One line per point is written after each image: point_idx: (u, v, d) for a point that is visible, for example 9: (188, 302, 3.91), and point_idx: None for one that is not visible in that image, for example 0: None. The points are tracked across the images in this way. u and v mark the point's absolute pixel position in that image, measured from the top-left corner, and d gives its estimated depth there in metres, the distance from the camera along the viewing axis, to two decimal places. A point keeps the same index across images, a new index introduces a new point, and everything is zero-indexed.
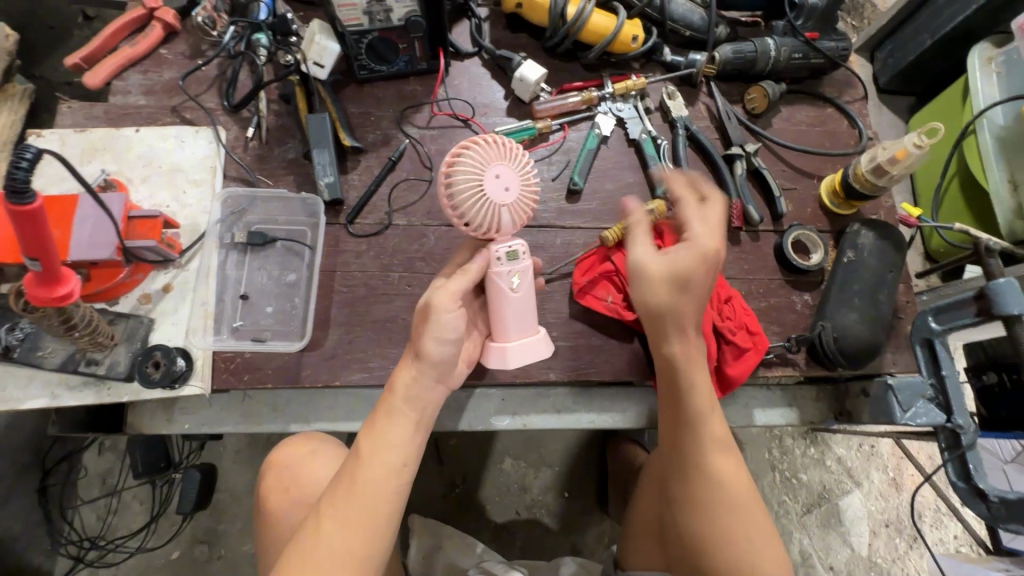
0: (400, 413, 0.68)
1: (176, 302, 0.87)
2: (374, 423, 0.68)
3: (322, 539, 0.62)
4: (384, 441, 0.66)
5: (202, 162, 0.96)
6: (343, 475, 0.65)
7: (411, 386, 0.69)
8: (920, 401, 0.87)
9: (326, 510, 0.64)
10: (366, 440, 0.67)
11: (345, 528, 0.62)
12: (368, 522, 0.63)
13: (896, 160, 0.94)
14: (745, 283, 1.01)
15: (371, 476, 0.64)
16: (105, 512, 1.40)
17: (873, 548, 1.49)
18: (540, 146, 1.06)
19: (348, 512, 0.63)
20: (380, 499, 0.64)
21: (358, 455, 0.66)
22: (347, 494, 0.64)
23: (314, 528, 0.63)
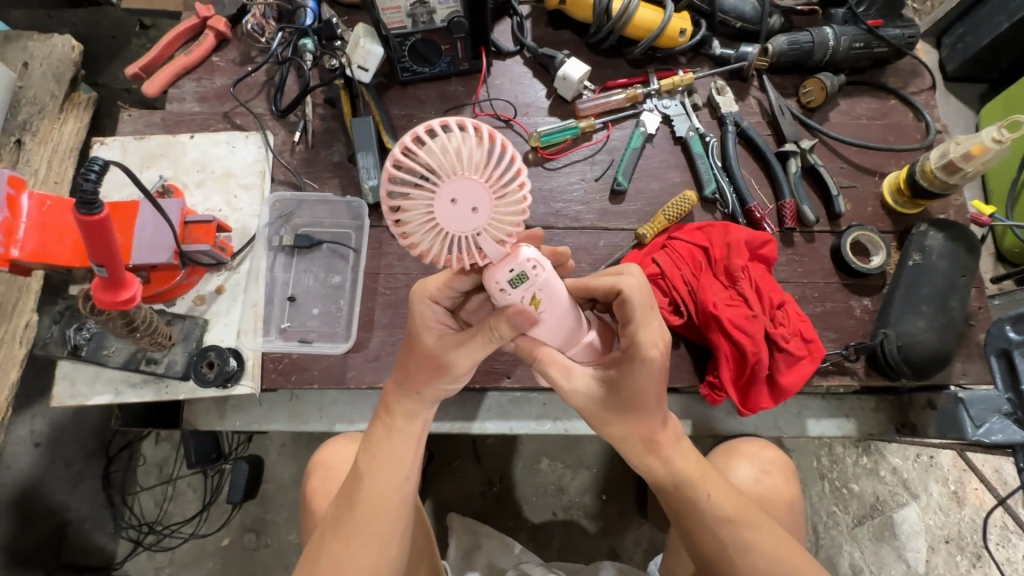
0: (397, 427, 0.70)
1: (228, 303, 0.90)
2: (373, 444, 0.70)
3: (322, 551, 0.66)
4: (381, 461, 0.69)
5: (253, 167, 0.98)
6: (345, 493, 0.69)
7: (408, 412, 0.70)
8: (995, 416, 0.82)
9: (328, 526, 0.68)
10: (364, 459, 0.69)
11: (342, 543, 0.66)
12: (370, 538, 0.66)
13: (970, 157, 0.88)
14: (798, 287, 0.96)
15: (371, 495, 0.67)
16: (162, 499, 1.48)
17: (931, 565, 1.40)
18: (582, 145, 1.03)
19: (347, 527, 0.67)
20: (378, 516, 0.67)
21: (354, 474, 0.69)
22: (344, 509, 0.68)
23: (318, 541, 0.68)
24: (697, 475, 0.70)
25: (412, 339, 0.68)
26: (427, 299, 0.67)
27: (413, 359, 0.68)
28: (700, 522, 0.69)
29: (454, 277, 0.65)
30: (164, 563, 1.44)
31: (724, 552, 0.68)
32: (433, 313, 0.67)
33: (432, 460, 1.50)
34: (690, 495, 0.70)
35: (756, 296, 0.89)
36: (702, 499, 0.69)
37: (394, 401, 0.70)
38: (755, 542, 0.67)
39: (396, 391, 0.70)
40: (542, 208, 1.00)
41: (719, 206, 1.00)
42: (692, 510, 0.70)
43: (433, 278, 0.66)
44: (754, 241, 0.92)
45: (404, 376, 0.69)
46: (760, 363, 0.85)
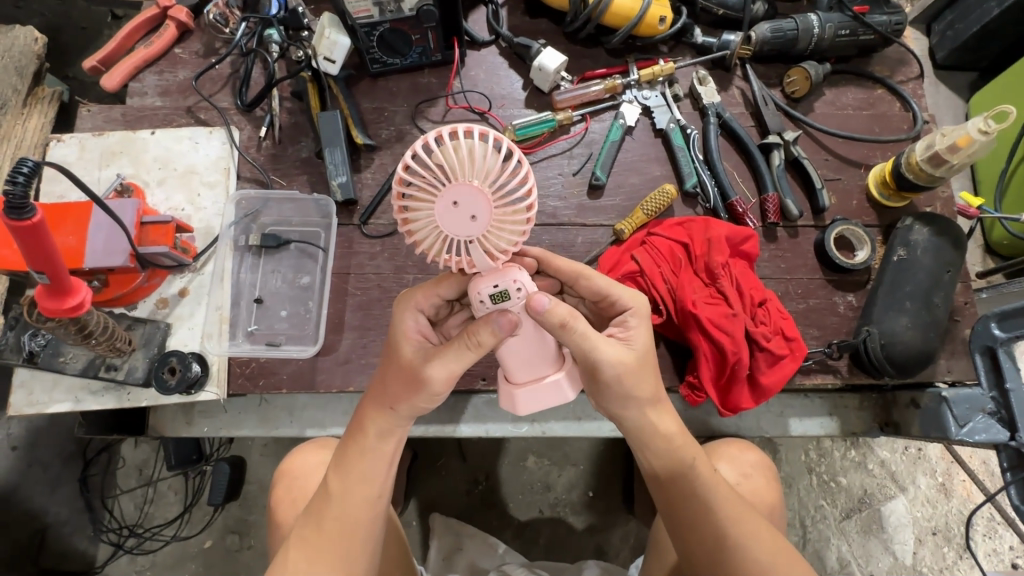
0: (367, 450, 0.67)
1: (191, 306, 0.87)
2: (346, 461, 0.67)
3: (290, 564, 0.64)
4: (350, 479, 0.66)
5: (217, 164, 0.95)
6: (314, 506, 0.67)
7: (380, 430, 0.66)
8: (980, 416, 0.80)
9: (296, 541, 0.65)
10: (333, 475, 0.67)
11: (310, 560, 0.64)
12: (340, 555, 0.65)
13: (956, 149, 0.85)
14: (781, 284, 0.94)
15: (341, 511, 0.65)
16: (142, 501, 1.45)
17: (918, 558, 1.40)
18: (560, 138, 1.00)
19: (317, 543, 0.64)
20: (349, 533, 0.65)
21: (326, 488, 0.67)
22: (314, 526, 0.65)
23: (286, 553, 0.65)
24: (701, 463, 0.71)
25: (391, 351, 0.66)
26: (412, 308, 0.66)
27: (393, 372, 0.65)
28: (701, 510, 0.69)
29: (441, 284, 0.65)
30: (146, 566, 1.42)
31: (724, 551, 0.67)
32: (412, 325, 0.66)
33: (416, 459, 1.48)
34: (693, 484, 0.70)
35: (737, 294, 0.87)
36: (702, 487, 0.70)
37: (366, 414, 0.67)
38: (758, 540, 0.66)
39: (370, 402, 0.67)
40: None
41: (701, 200, 0.98)
42: (696, 497, 0.70)
43: (419, 287, 0.66)
44: (734, 237, 0.89)
45: (382, 390, 0.66)
46: (740, 363, 0.83)
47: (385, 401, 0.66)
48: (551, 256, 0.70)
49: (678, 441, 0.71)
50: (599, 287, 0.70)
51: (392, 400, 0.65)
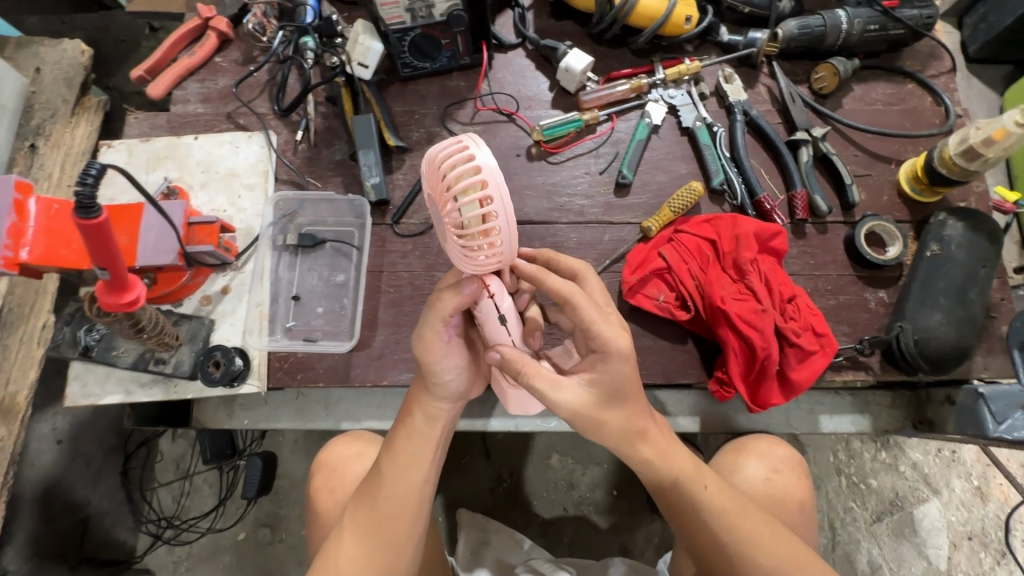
0: (416, 434, 0.70)
1: (233, 303, 0.91)
2: (395, 446, 0.70)
3: (342, 550, 0.68)
4: (404, 459, 0.70)
5: (256, 167, 0.99)
6: (367, 488, 0.71)
7: (422, 414, 0.70)
8: (1018, 412, 0.79)
9: (350, 525, 0.70)
10: (386, 457, 0.70)
11: (362, 540, 0.68)
12: (394, 533, 0.68)
13: (991, 142, 0.83)
14: (810, 280, 0.94)
15: (394, 491, 0.69)
16: (179, 494, 1.51)
17: (953, 562, 1.37)
18: (586, 138, 1.02)
19: (369, 526, 0.68)
20: (401, 514, 0.69)
21: (378, 470, 0.71)
22: (365, 506, 0.70)
23: (340, 539, 0.69)
24: (692, 476, 0.71)
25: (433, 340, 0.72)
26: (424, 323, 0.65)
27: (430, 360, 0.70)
28: (696, 523, 0.71)
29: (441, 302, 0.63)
30: (182, 557, 1.47)
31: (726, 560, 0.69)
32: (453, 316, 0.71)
33: None
34: (686, 498, 0.71)
35: (766, 289, 0.87)
36: (694, 502, 0.71)
37: (411, 400, 0.72)
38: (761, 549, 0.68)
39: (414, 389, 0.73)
40: (547, 202, 0.99)
41: (728, 197, 0.98)
42: (691, 512, 0.71)
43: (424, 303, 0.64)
44: (763, 233, 0.90)
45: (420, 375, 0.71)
46: (769, 358, 0.83)
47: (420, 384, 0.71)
48: (543, 274, 0.62)
49: (660, 463, 0.70)
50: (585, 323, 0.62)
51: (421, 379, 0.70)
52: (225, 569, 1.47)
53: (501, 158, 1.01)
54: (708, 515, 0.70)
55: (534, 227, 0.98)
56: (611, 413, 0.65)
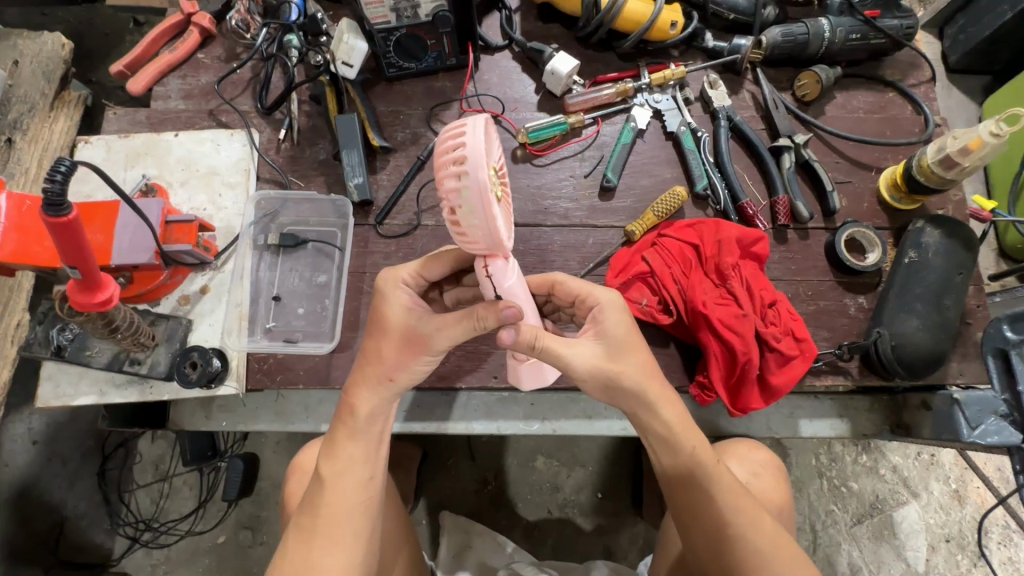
0: (358, 431, 0.69)
1: (212, 303, 0.89)
2: (336, 447, 0.69)
3: (290, 556, 0.66)
4: (340, 461, 0.68)
5: (237, 165, 0.97)
6: (309, 497, 0.68)
7: (369, 406, 0.68)
8: (991, 418, 0.79)
9: (294, 527, 0.68)
10: (326, 461, 0.68)
11: (311, 548, 0.65)
12: (336, 541, 0.66)
13: (968, 151, 0.84)
14: (792, 285, 0.95)
15: (335, 495, 0.67)
16: (157, 496, 1.48)
17: (931, 564, 1.39)
18: (572, 141, 1.02)
19: (312, 531, 0.66)
20: (340, 519, 0.67)
21: (320, 475, 0.68)
22: (309, 515, 0.67)
23: (284, 544, 0.67)
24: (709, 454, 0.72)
25: (388, 325, 0.67)
26: (400, 284, 0.69)
27: (393, 344, 0.67)
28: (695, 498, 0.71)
29: (432, 265, 0.70)
30: (160, 561, 1.45)
31: (719, 538, 0.69)
32: (407, 308, 0.68)
33: (426, 458, 1.50)
34: (696, 474, 0.71)
35: (747, 294, 0.88)
36: (699, 478, 0.71)
37: (359, 397, 0.68)
38: (754, 533, 0.69)
39: (360, 382, 0.68)
40: (531, 205, 0.99)
41: (711, 202, 0.98)
42: (699, 485, 0.71)
43: (409, 264, 0.70)
44: (746, 238, 0.90)
45: (382, 366, 0.67)
46: (750, 363, 0.84)
47: (393, 374, 0.67)
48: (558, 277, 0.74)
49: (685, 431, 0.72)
50: (572, 290, 0.73)
51: (399, 367, 0.67)
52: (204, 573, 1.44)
53: None
54: (711, 494, 0.71)
55: (519, 229, 0.98)
56: (625, 365, 0.68)
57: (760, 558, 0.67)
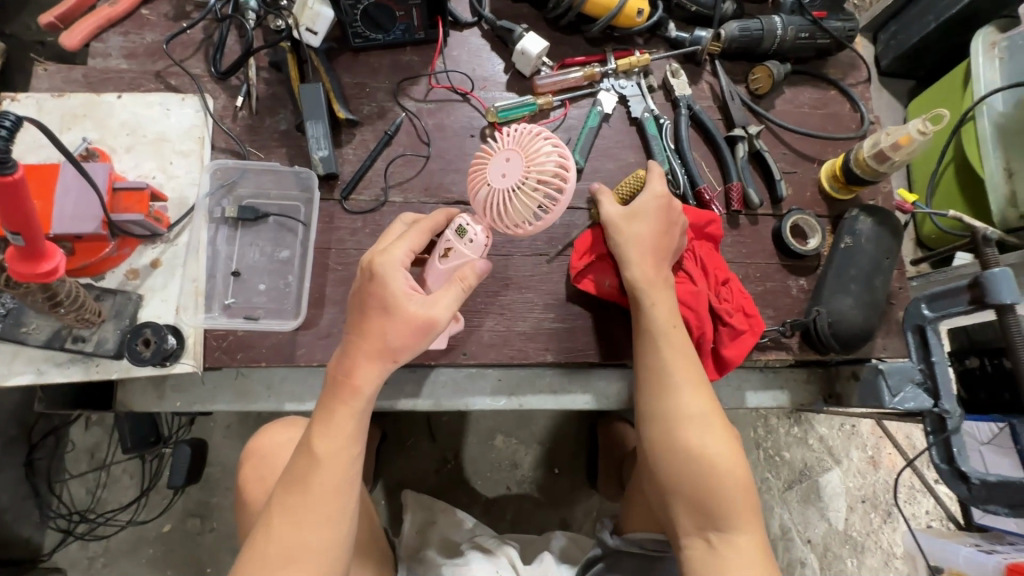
0: (351, 411, 0.69)
1: (164, 278, 0.85)
2: (331, 420, 0.69)
3: (275, 533, 0.65)
4: (337, 439, 0.68)
5: (190, 132, 0.92)
6: (297, 475, 0.67)
7: (371, 383, 0.69)
8: (909, 385, 0.88)
9: (278, 509, 0.66)
10: (316, 434, 0.68)
11: (298, 522, 0.65)
12: (326, 518, 0.66)
13: (898, 147, 0.93)
14: (742, 267, 1.01)
15: (328, 477, 0.67)
16: (94, 486, 1.40)
17: (849, 523, 1.54)
18: (540, 123, 1.03)
19: (301, 508, 0.66)
20: (333, 492, 0.67)
21: (307, 443, 0.68)
22: (291, 489, 0.67)
23: (268, 523, 0.66)
24: (684, 349, 0.82)
25: (391, 307, 0.69)
26: (398, 266, 0.70)
27: (399, 329, 0.68)
28: (660, 376, 0.80)
29: (412, 238, 0.73)
30: (98, 553, 1.37)
31: (656, 394, 0.79)
32: (413, 299, 0.69)
33: (386, 439, 1.49)
34: (651, 340, 0.82)
35: (703, 274, 0.93)
36: (667, 361, 0.80)
37: (361, 373, 0.69)
38: (701, 420, 0.76)
39: (361, 359, 0.69)
40: None
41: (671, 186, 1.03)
42: (666, 369, 0.80)
43: (399, 247, 0.72)
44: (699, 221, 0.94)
45: (381, 348, 0.69)
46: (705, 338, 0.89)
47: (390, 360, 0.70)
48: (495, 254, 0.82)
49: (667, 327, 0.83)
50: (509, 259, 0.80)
51: (398, 353, 0.70)
52: (148, 563, 1.38)
53: (455, 138, 1.01)
54: (675, 374, 0.79)
55: None
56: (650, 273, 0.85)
57: (704, 441, 0.75)
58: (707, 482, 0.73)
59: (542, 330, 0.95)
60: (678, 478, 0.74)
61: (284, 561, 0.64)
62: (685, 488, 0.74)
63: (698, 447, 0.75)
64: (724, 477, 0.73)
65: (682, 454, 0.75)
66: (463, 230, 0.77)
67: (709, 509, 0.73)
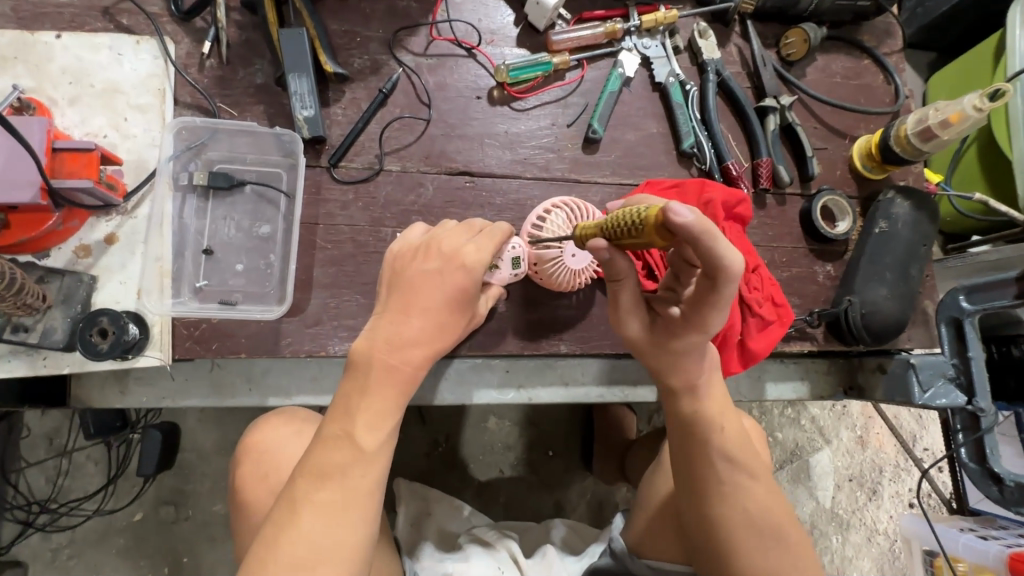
0: (390, 399, 0.63)
1: (123, 257, 0.73)
2: (363, 403, 0.62)
3: (304, 527, 0.57)
4: (381, 429, 0.62)
5: (147, 83, 0.78)
6: (321, 467, 0.59)
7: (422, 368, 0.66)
8: (940, 381, 0.84)
9: (304, 505, 0.58)
10: (358, 422, 0.61)
11: (330, 517, 0.58)
12: (362, 511, 0.60)
13: (948, 125, 0.86)
14: (768, 252, 0.94)
15: (363, 467, 0.61)
16: (54, 474, 1.29)
17: (836, 501, 1.52)
18: (554, 85, 0.92)
19: (330, 502, 0.58)
20: (369, 488, 0.61)
21: (346, 431, 0.61)
22: (319, 482, 0.59)
23: (297, 522, 0.57)
24: (716, 414, 0.70)
25: (453, 257, 0.67)
26: (482, 253, 0.69)
27: (458, 282, 0.66)
28: (694, 424, 0.70)
29: (492, 233, 0.71)
30: (62, 545, 1.27)
31: (693, 451, 0.70)
32: (477, 250, 0.68)
33: None
34: (688, 392, 0.70)
35: None
36: (701, 403, 0.70)
37: (409, 349, 0.64)
38: (753, 499, 0.68)
39: (410, 314, 0.65)
40: (508, 154, 0.89)
41: (696, 161, 0.94)
42: (698, 451, 0.70)
43: (488, 236, 0.70)
44: (731, 200, 0.86)
45: (430, 301, 0.66)
46: (733, 328, 0.82)
47: (441, 314, 0.66)
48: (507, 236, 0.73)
49: (685, 394, 0.71)
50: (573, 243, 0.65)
51: (450, 307, 0.67)
52: (118, 555, 1.28)
53: (459, 99, 0.89)
54: (708, 428, 0.69)
55: (495, 180, 0.88)
56: (668, 362, 0.70)
57: (762, 524, 0.67)
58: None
59: (554, 318, 0.88)
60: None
61: (308, 565, 0.56)
62: (745, 550, 0.67)
63: (753, 534, 0.67)
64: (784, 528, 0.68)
65: (747, 559, 0.67)
66: (518, 262, 0.81)
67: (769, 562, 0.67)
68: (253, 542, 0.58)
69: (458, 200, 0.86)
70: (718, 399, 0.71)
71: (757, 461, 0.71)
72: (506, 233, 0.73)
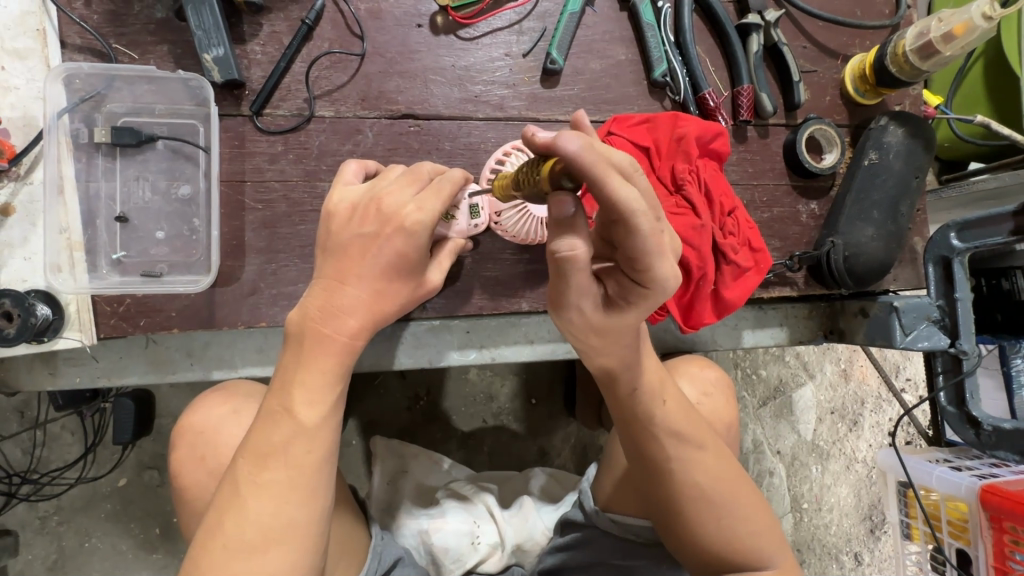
0: (331, 369, 0.56)
1: (24, 229, 0.66)
2: (296, 379, 0.56)
3: (250, 512, 0.53)
4: (323, 403, 0.56)
5: (24, 23, 0.67)
6: (258, 446, 0.55)
7: (362, 338, 0.57)
8: (924, 324, 0.79)
9: (249, 485, 0.54)
10: (296, 397, 0.55)
11: (277, 499, 0.54)
12: (311, 490, 0.56)
13: (951, 38, 0.76)
14: (747, 191, 0.87)
15: (300, 446, 0.55)
16: (30, 445, 1.19)
17: (818, 433, 1.50)
18: (506, 7, 0.80)
19: (263, 483, 0.54)
20: (317, 464, 0.56)
21: (285, 407, 0.55)
22: (261, 463, 0.54)
23: (242, 502, 0.54)
24: (655, 387, 0.64)
25: (392, 220, 0.54)
26: (425, 217, 0.54)
27: (396, 248, 0.55)
28: (635, 404, 0.64)
29: (442, 187, 0.55)
30: (50, 512, 1.18)
31: (638, 429, 0.65)
32: (419, 210, 0.54)
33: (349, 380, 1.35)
34: (629, 379, 0.62)
35: (706, 202, 0.77)
36: (643, 384, 0.63)
37: (342, 319, 0.56)
38: (702, 469, 0.66)
39: (345, 282, 0.55)
40: (457, 91, 0.79)
41: (669, 92, 0.84)
42: (642, 430, 0.65)
43: (435, 193, 0.55)
44: (706, 134, 0.77)
45: (367, 268, 0.55)
46: (705, 279, 0.76)
47: (378, 282, 0.56)
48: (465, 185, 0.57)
49: (628, 378, 0.61)
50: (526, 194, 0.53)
51: (390, 275, 0.56)
52: (108, 519, 1.20)
53: (397, 29, 0.78)
54: (650, 406, 0.64)
55: (443, 123, 0.78)
56: (620, 345, 0.57)
57: (711, 493, 0.66)
58: (738, 535, 0.66)
59: (514, 275, 0.82)
60: (708, 549, 0.67)
61: (258, 548, 0.53)
62: (695, 514, 0.66)
63: (707, 503, 0.66)
64: (733, 485, 0.67)
65: (701, 525, 0.66)
66: (475, 212, 0.76)
67: (724, 521, 0.66)
68: (199, 526, 0.55)
69: (402, 146, 0.77)
70: (656, 375, 0.65)
71: (700, 426, 0.67)
72: (462, 180, 0.58)
